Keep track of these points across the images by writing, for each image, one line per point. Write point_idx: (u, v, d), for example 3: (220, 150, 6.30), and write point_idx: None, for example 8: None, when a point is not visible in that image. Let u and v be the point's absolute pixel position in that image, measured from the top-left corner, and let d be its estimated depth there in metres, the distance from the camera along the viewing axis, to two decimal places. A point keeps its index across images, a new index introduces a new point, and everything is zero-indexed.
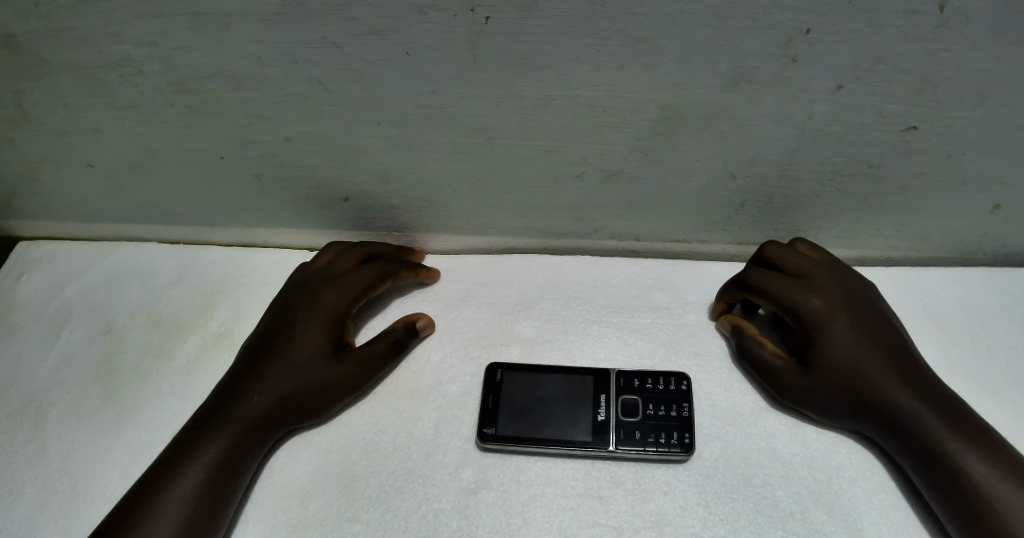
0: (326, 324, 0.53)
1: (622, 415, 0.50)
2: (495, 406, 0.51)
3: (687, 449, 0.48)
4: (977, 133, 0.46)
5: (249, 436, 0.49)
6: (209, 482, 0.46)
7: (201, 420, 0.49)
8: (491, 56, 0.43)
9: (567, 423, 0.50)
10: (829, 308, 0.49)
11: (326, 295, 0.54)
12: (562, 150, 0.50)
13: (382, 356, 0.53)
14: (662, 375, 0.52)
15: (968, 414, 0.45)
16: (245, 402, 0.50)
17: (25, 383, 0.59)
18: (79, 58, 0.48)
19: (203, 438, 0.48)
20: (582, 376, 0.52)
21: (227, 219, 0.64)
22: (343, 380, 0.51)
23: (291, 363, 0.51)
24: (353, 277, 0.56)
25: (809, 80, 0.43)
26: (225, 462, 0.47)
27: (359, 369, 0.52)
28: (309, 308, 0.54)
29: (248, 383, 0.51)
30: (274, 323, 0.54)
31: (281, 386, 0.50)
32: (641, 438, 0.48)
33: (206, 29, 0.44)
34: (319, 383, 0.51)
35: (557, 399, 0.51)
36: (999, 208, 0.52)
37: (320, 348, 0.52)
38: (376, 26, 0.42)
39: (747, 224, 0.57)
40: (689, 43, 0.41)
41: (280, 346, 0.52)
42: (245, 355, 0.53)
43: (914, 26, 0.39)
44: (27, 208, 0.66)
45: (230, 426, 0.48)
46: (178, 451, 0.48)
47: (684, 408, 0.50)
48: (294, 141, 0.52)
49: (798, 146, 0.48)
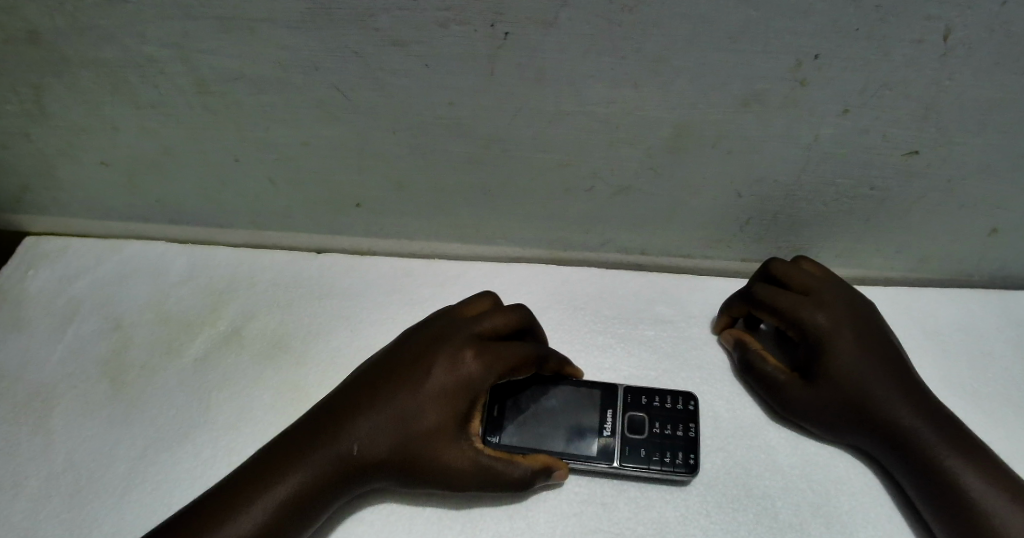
0: (459, 392, 0.46)
1: (628, 432, 0.49)
2: (500, 415, 0.50)
3: (691, 471, 0.48)
4: (976, 159, 0.47)
5: (338, 480, 0.45)
6: (279, 518, 0.43)
7: (287, 441, 0.46)
8: (510, 70, 0.44)
9: (572, 437, 0.49)
10: (833, 325, 0.50)
11: (474, 355, 0.47)
12: (575, 164, 0.51)
13: (510, 467, 0.46)
14: (674, 392, 0.52)
15: (964, 431, 0.46)
16: (346, 441, 0.45)
17: (32, 376, 0.59)
18: (104, 55, 0.49)
19: (289, 464, 0.44)
20: (590, 389, 0.52)
21: (239, 219, 0.65)
22: (457, 470, 0.45)
23: (406, 424, 0.46)
24: (504, 347, 0.48)
25: (818, 103, 0.44)
26: (301, 502, 0.43)
27: (478, 467, 0.45)
28: (452, 366, 0.47)
29: (349, 424, 0.46)
30: (420, 369, 0.48)
31: (389, 443, 0.45)
32: (645, 455, 0.48)
33: (232, 33, 0.45)
34: (431, 460, 0.45)
35: (565, 412, 0.51)
36: (996, 232, 0.54)
37: (444, 418, 0.46)
38: (399, 37, 0.43)
39: (752, 241, 0.58)
40: (703, 64, 0.42)
41: (400, 395, 0.47)
42: (353, 388, 0.48)
43: (921, 54, 0.40)
44: (40, 202, 0.67)
45: (321, 461, 0.44)
46: (256, 468, 0.45)
47: (692, 429, 0.50)
48: (311, 145, 0.53)
49: (804, 167, 0.49)
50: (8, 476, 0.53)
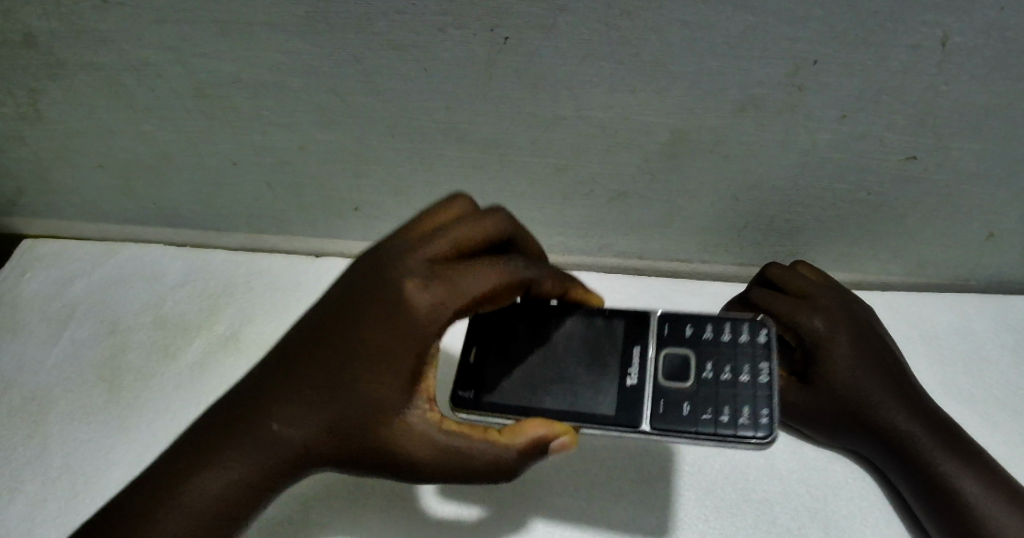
0: (399, 347, 0.37)
1: (664, 381, 0.41)
2: (481, 362, 0.43)
3: (767, 431, 0.38)
4: (973, 165, 0.47)
5: (272, 471, 0.38)
6: (218, 507, 0.37)
7: (215, 425, 0.40)
8: (508, 74, 0.44)
9: (588, 393, 0.41)
10: (829, 329, 0.50)
11: (415, 299, 0.37)
12: (572, 169, 0.52)
13: (477, 444, 0.38)
14: (741, 319, 0.44)
15: (959, 435, 0.47)
16: (283, 416, 0.38)
17: (28, 381, 0.59)
18: (101, 59, 0.49)
19: (225, 445, 0.38)
20: (613, 328, 0.44)
21: (235, 222, 0.65)
22: (409, 450, 0.38)
23: (338, 393, 0.38)
24: (455, 284, 0.38)
25: (815, 108, 0.44)
26: (242, 488, 0.38)
27: (435, 445, 0.38)
28: (392, 310, 0.38)
29: (288, 396, 0.38)
30: (360, 321, 0.38)
31: (322, 419, 0.38)
32: (688, 412, 0.39)
33: (230, 36, 0.45)
34: (375, 438, 0.38)
35: (574, 360, 0.43)
36: (993, 236, 0.53)
37: (383, 383, 0.37)
38: (397, 42, 0.43)
39: (750, 246, 0.58)
40: (700, 69, 0.42)
41: (330, 360, 0.38)
42: (294, 349, 0.40)
43: (918, 59, 0.40)
44: (36, 205, 0.67)
45: (249, 449, 0.38)
46: (178, 463, 0.39)
47: (764, 375, 0.40)
48: (309, 149, 0.53)
49: (801, 172, 0.49)
50: (3, 481, 0.52)
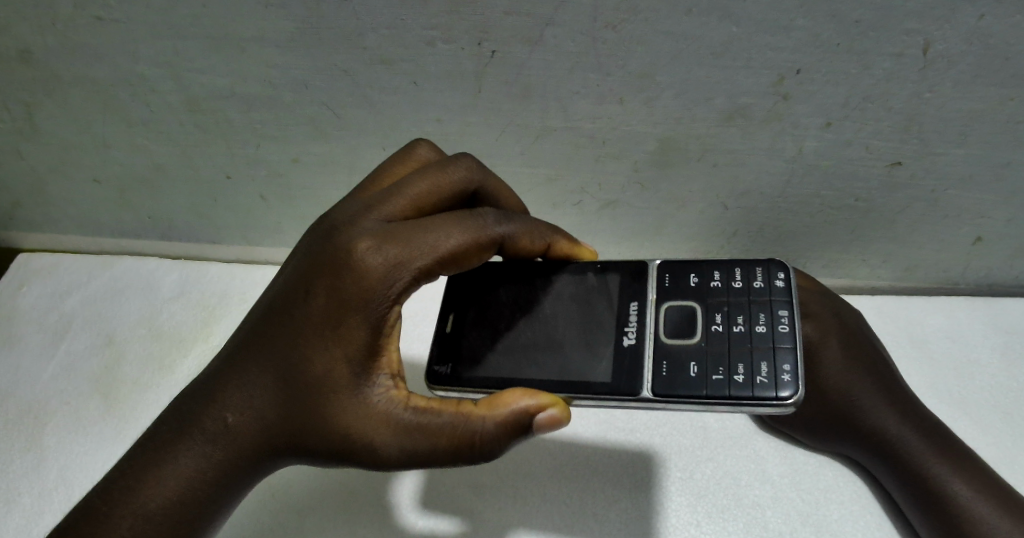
0: (350, 316, 0.35)
1: (666, 338, 0.40)
2: (459, 331, 0.43)
3: (791, 390, 0.35)
4: (958, 171, 0.47)
5: (229, 465, 0.37)
6: (180, 503, 0.36)
7: (173, 416, 0.38)
8: (497, 86, 0.45)
9: (582, 359, 0.40)
10: (820, 334, 0.52)
11: (368, 261, 0.36)
12: (562, 178, 0.53)
13: (442, 419, 0.35)
14: (750, 267, 0.42)
15: (952, 440, 0.47)
16: (243, 400, 0.37)
17: (26, 392, 0.59)
18: (94, 74, 0.49)
19: (185, 437, 0.37)
20: (606, 287, 0.43)
21: (230, 235, 0.65)
22: (368, 429, 0.35)
23: (291, 372, 0.36)
24: (408, 236, 0.36)
25: (801, 117, 0.44)
26: (204, 481, 0.36)
27: (397, 423, 0.35)
28: (340, 271, 0.36)
29: (245, 377, 0.37)
30: (311, 286, 0.37)
31: (277, 400, 0.36)
32: (696, 371, 0.38)
33: (222, 51, 0.45)
34: (330, 420, 0.36)
35: (562, 324, 0.42)
36: (981, 240, 0.54)
37: (335, 358, 0.36)
38: (387, 56, 0.43)
39: (740, 253, 0.59)
40: (686, 79, 0.42)
41: (282, 340, 0.37)
42: (252, 332, 0.39)
43: (901, 68, 0.40)
44: (33, 218, 0.67)
45: (209, 438, 0.37)
46: (136, 461, 0.37)
47: (785, 323, 0.39)
48: (302, 161, 0.54)
49: (789, 179, 0.50)
50: None
